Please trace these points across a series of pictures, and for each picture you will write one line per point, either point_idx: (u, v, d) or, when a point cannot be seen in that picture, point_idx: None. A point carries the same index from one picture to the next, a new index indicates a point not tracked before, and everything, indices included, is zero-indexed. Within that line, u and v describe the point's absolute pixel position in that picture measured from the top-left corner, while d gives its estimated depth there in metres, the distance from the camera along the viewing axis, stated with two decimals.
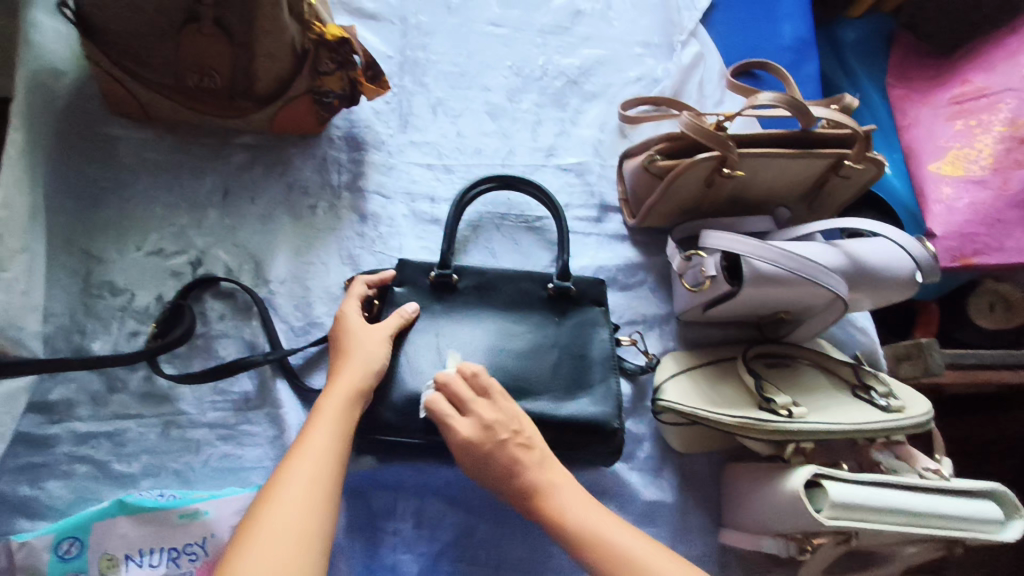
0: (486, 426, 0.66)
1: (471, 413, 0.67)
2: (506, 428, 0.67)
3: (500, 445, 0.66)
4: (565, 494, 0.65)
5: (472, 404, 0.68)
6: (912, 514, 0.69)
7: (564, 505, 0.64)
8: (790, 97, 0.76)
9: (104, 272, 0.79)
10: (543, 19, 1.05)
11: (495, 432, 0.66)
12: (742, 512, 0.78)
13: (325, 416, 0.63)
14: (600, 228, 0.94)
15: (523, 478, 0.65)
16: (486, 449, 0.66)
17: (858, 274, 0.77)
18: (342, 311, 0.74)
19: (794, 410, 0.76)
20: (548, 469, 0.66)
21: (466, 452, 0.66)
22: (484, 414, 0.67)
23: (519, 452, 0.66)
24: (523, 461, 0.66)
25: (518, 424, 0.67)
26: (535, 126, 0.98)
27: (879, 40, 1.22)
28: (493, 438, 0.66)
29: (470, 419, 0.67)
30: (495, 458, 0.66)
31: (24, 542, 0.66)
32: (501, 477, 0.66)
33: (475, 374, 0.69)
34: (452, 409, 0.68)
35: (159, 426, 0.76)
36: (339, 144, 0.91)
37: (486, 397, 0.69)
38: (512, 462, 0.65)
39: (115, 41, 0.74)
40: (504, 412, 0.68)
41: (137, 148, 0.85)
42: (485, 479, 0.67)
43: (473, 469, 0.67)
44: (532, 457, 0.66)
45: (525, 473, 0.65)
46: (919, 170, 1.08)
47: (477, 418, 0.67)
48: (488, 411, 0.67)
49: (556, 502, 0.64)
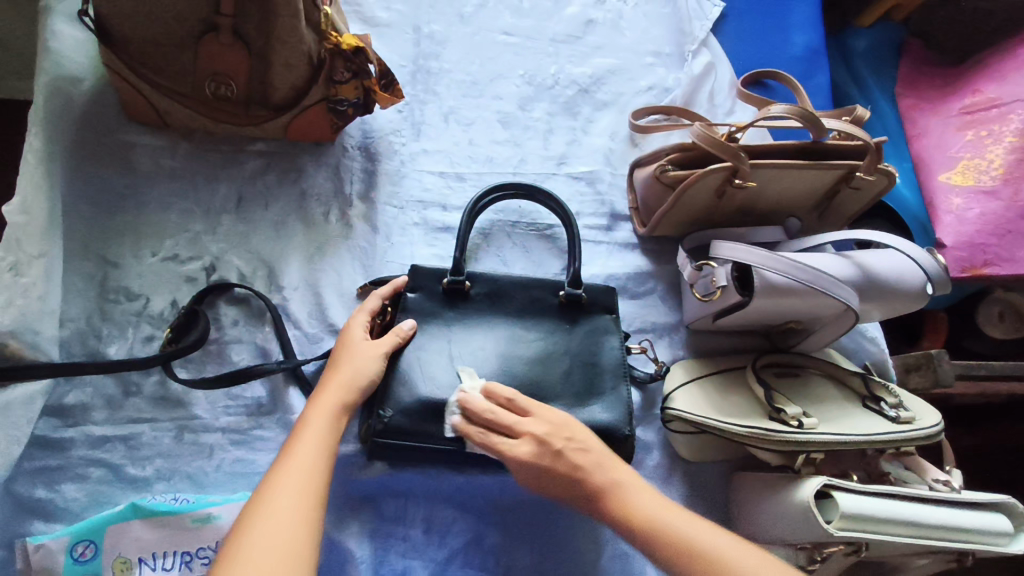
0: (543, 439, 0.67)
1: (524, 429, 0.68)
2: (560, 436, 0.68)
3: (560, 454, 0.67)
4: (631, 491, 0.66)
5: (517, 423, 0.69)
6: (922, 525, 0.69)
7: (636, 503, 0.65)
8: (802, 109, 0.76)
9: (119, 276, 0.80)
10: (554, 28, 1.05)
11: (551, 443, 0.67)
12: (752, 521, 0.79)
13: (309, 429, 0.64)
14: (610, 237, 0.94)
15: (589, 481, 0.66)
16: (547, 463, 0.66)
17: (869, 285, 0.77)
18: (345, 326, 0.76)
19: (804, 420, 0.76)
20: (611, 470, 0.67)
21: (526, 467, 0.67)
22: (533, 430, 0.68)
23: (579, 457, 0.67)
24: (585, 466, 0.67)
25: (570, 431, 0.69)
26: (546, 134, 0.98)
27: (890, 49, 1.23)
28: (550, 448, 0.67)
29: (524, 435, 0.68)
30: (557, 470, 0.66)
31: (41, 544, 0.68)
32: (564, 485, 0.67)
33: (511, 399, 0.71)
34: (500, 421, 0.69)
35: (172, 430, 0.77)
36: (352, 152, 0.92)
37: (533, 412, 0.70)
38: (575, 468, 0.66)
39: (134, 49, 0.75)
40: (553, 424, 0.69)
41: (153, 154, 0.85)
42: (551, 489, 0.67)
43: (536, 482, 0.68)
44: (591, 459, 0.67)
45: (590, 477, 0.66)
46: (929, 179, 1.08)
47: (527, 434, 0.68)
48: (541, 423, 0.69)
49: (624, 500, 0.65)
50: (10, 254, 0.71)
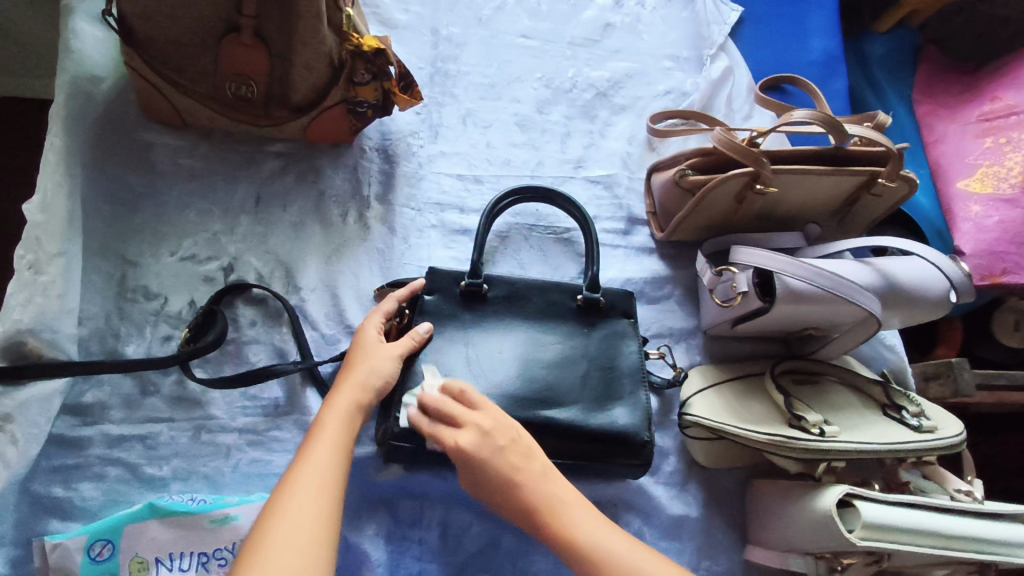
0: (487, 434, 0.64)
1: (469, 424, 0.65)
2: (504, 436, 0.65)
3: (495, 454, 0.63)
4: (566, 507, 0.62)
5: (464, 415, 0.66)
6: (946, 535, 0.68)
7: (564, 518, 0.62)
8: (825, 115, 0.76)
9: (138, 276, 0.80)
10: (572, 32, 1.05)
11: (493, 439, 0.64)
12: (770, 529, 0.78)
13: (323, 431, 0.63)
14: (627, 241, 0.94)
15: (524, 489, 0.63)
16: (484, 457, 0.63)
17: (891, 292, 0.77)
18: (359, 329, 0.75)
19: (826, 428, 0.75)
20: (551, 482, 0.64)
21: (463, 461, 0.64)
22: (479, 423, 0.65)
23: (518, 461, 0.64)
24: (524, 470, 0.63)
25: (514, 432, 0.65)
26: (564, 137, 0.98)
27: (908, 56, 1.22)
28: (492, 445, 0.64)
29: (467, 427, 0.65)
30: (494, 467, 0.63)
31: (58, 543, 0.67)
32: (500, 487, 0.63)
33: (463, 390, 0.68)
34: (447, 416, 0.67)
35: (190, 430, 0.77)
36: (371, 154, 0.92)
37: (480, 408, 0.67)
38: (513, 470, 0.63)
39: (156, 49, 0.75)
40: (499, 421, 0.66)
41: (172, 154, 0.86)
42: (487, 490, 0.64)
43: (473, 480, 0.65)
44: (533, 466, 0.64)
45: (526, 484, 0.63)
46: (947, 187, 1.07)
47: (472, 428, 0.65)
48: (488, 419, 0.66)
49: (551, 516, 0.62)
50: (30, 252, 0.72)
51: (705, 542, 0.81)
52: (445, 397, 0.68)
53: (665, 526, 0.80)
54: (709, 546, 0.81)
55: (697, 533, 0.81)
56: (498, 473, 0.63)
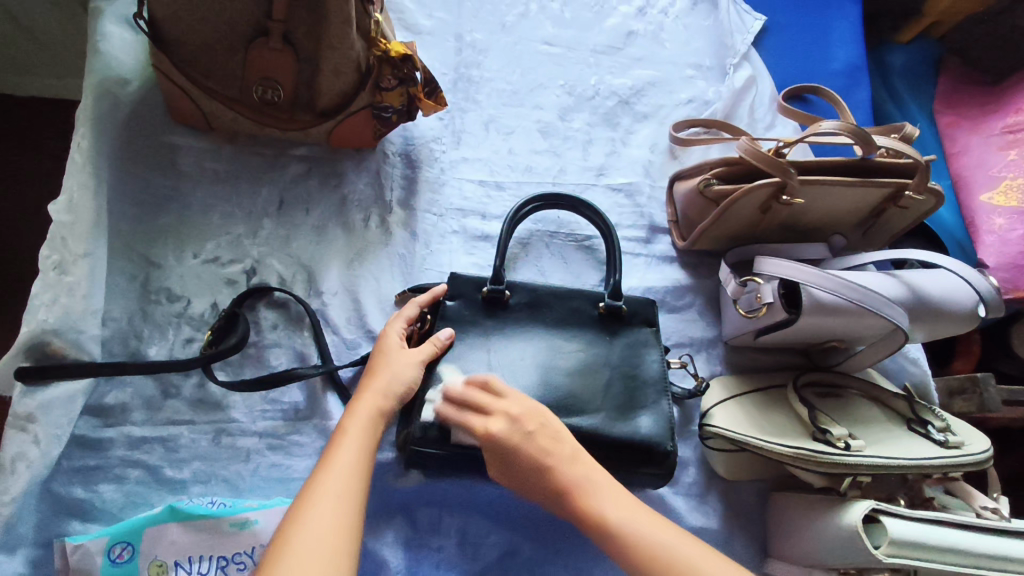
0: (516, 419, 0.66)
1: (497, 410, 0.68)
2: (533, 420, 0.67)
3: (527, 439, 0.66)
4: (603, 490, 0.64)
5: (493, 403, 0.68)
6: (974, 555, 0.67)
7: (599, 502, 0.63)
8: (853, 125, 0.75)
9: (161, 278, 0.80)
10: (595, 39, 1.05)
11: (523, 425, 0.66)
12: (792, 543, 0.77)
13: (347, 435, 0.62)
14: (648, 249, 0.94)
15: (555, 472, 0.64)
16: (515, 442, 0.65)
17: (918, 305, 0.76)
18: (383, 332, 0.75)
19: (852, 442, 0.75)
20: (581, 465, 0.65)
21: (493, 445, 0.66)
22: (509, 410, 0.67)
23: (549, 444, 0.65)
24: (557, 453, 0.65)
25: (543, 418, 0.67)
26: (586, 145, 0.98)
27: (930, 65, 1.21)
28: (521, 429, 0.66)
29: (496, 415, 0.67)
30: (527, 449, 0.65)
31: (79, 544, 0.67)
32: (532, 471, 0.65)
33: (487, 381, 0.71)
34: (477, 404, 0.69)
35: (210, 433, 0.76)
36: (394, 159, 0.92)
37: (509, 395, 0.69)
38: (543, 453, 0.65)
39: (185, 52, 0.75)
40: (528, 407, 0.68)
41: (197, 156, 0.86)
42: (515, 471, 0.66)
43: (502, 463, 0.67)
44: (562, 450, 0.66)
45: (556, 468, 0.65)
46: (971, 200, 1.06)
47: (502, 414, 0.67)
48: (516, 405, 0.68)
49: (588, 496, 0.63)
50: (55, 251, 0.71)
51: (725, 555, 0.81)
52: (470, 388, 0.71)
53: None
54: (729, 559, 0.81)
55: (716, 546, 0.81)
56: (534, 454, 0.65)
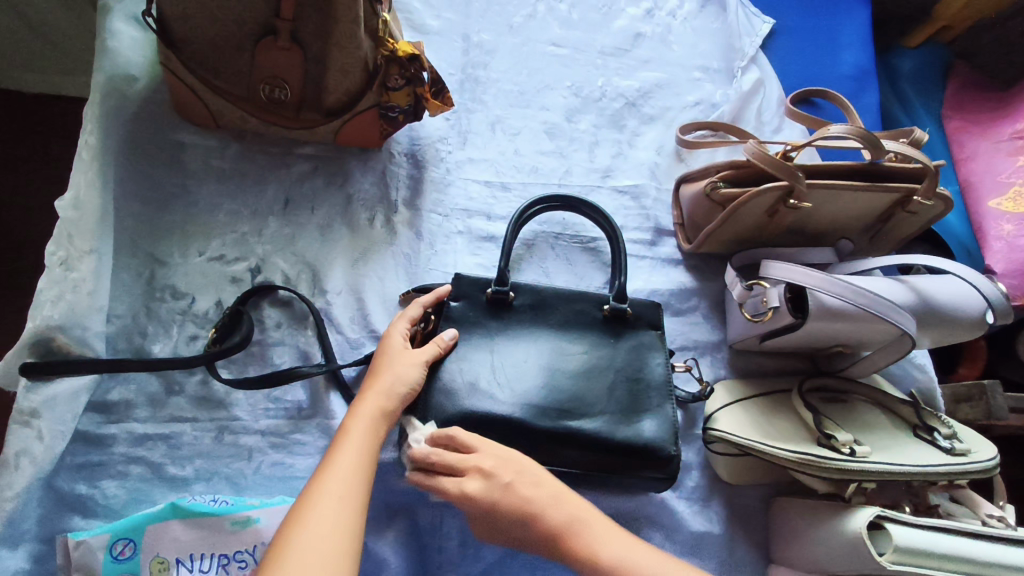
0: (489, 473, 0.63)
1: (472, 461, 0.64)
2: (508, 469, 0.63)
3: (507, 487, 0.62)
4: (591, 525, 0.61)
5: (460, 460, 0.64)
6: (982, 563, 0.66)
7: (584, 540, 0.60)
8: (862, 129, 0.75)
9: (166, 275, 0.80)
10: (602, 41, 1.05)
11: (500, 476, 0.63)
12: (795, 549, 0.77)
13: (348, 436, 0.62)
14: (654, 252, 0.94)
15: (541, 519, 0.60)
16: (496, 499, 0.61)
17: (926, 311, 0.76)
18: (387, 334, 0.75)
19: (856, 448, 0.74)
20: (565, 505, 0.62)
21: (473, 506, 0.62)
22: (484, 462, 0.64)
23: (529, 491, 0.62)
24: (540, 497, 0.62)
25: (519, 464, 0.64)
26: (592, 146, 0.98)
27: (938, 70, 1.21)
28: (497, 483, 0.62)
29: (469, 473, 0.63)
30: (508, 507, 0.61)
31: (81, 541, 0.67)
32: (519, 525, 0.61)
33: (452, 437, 0.66)
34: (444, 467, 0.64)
35: (213, 431, 0.76)
36: (400, 159, 0.92)
37: (480, 443, 0.66)
38: (526, 502, 0.61)
39: (193, 50, 0.75)
40: (501, 458, 0.64)
41: (203, 154, 0.86)
42: (504, 525, 0.62)
43: (486, 520, 0.63)
44: (543, 493, 0.62)
45: (542, 514, 0.61)
46: (978, 206, 1.05)
47: (477, 467, 0.63)
48: (489, 457, 0.64)
49: (576, 539, 0.60)
50: (61, 248, 0.71)
51: (727, 560, 0.80)
52: (435, 448, 0.66)
53: (686, 542, 0.79)
54: (731, 564, 0.80)
55: (719, 550, 0.80)
56: (519, 500, 0.61)
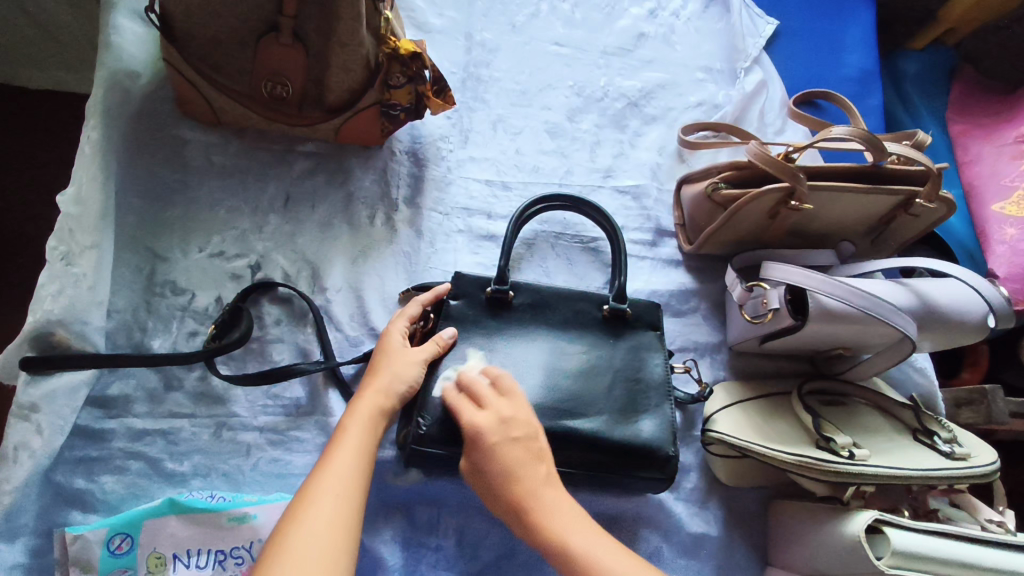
0: (504, 421, 0.66)
1: (491, 407, 0.67)
2: (516, 429, 0.65)
3: (500, 446, 0.64)
4: (557, 510, 0.62)
5: (490, 400, 0.68)
6: (980, 568, 0.66)
7: (553, 521, 0.61)
8: (865, 131, 0.75)
9: (167, 271, 0.80)
10: (605, 41, 1.05)
11: (506, 428, 0.65)
12: (793, 552, 0.77)
13: (346, 435, 0.62)
14: (654, 253, 0.93)
15: (521, 483, 0.63)
16: (495, 444, 0.64)
17: (927, 314, 0.76)
18: (386, 331, 0.75)
19: (855, 451, 0.74)
20: (551, 487, 0.63)
21: (475, 442, 0.65)
22: (497, 410, 0.67)
23: (521, 458, 0.64)
24: (532, 467, 0.64)
25: (532, 429, 0.66)
26: (593, 146, 0.98)
27: (942, 74, 1.20)
28: (506, 432, 0.65)
29: (489, 411, 0.67)
30: (505, 454, 0.64)
31: (78, 535, 0.67)
32: (501, 478, 0.63)
33: (498, 378, 0.70)
34: (473, 402, 0.68)
35: (211, 427, 0.76)
36: (401, 157, 0.92)
37: (510, 397, 0.68)
38: (518, 462, 0.63)
39: (195, 46, 0.75)
40: (521, 412, 0.67)
41: (205, 151, 0.86)
42: (484, 475, 0.64)
43: (474, 462, 0.65)
44: (538, 470, 0.64)
45: (524, 478, 0.63)
46: (982, 209, 1.05)
47: (489, 413, 0.66)
48: (507, 408, 0.67)
49: (537, 512, 0.62)
50: (62, 243, 0.71)
51: (725, 562, 0.80)
52: (479, 378, 0.70)
53: (683, 544, 0.79)
54: (728, 566, 0.80)
55: (716, 552, 0.80)
56: (503, 463, 0.63)
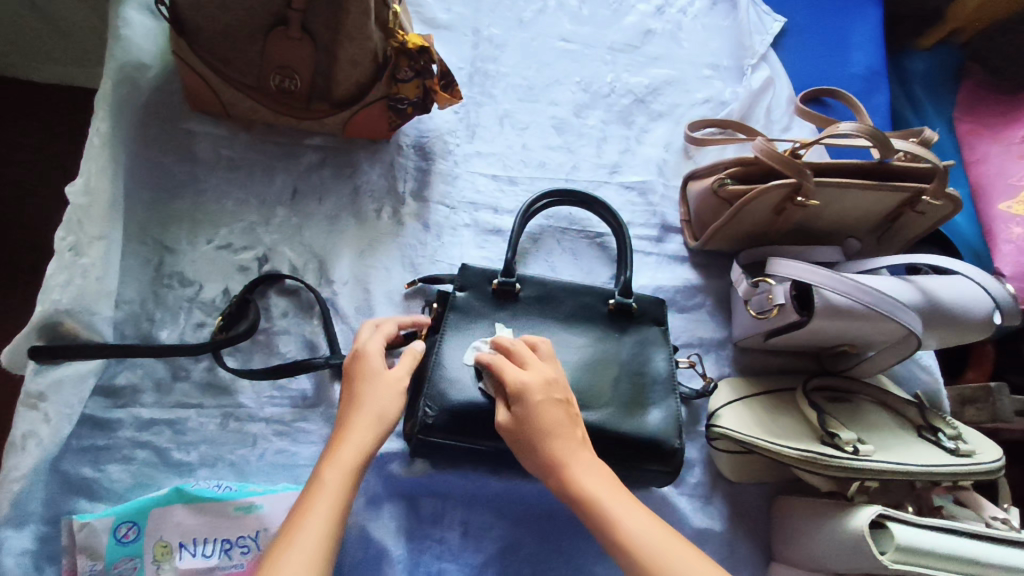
0: (549, 382, 0.66)
1: (535, 368, 0.67)
2: (559, 391, 0.66)
3: (540, 405, 0.64)
4: (594, 472, 0.63)
5: (530, 362, 0.68)
6: (984, 564, 0.66)
7: (588, 481, 0.62)
8: (871, 128, 0.75)
9: (174, 262, 0.80)
10: (612, 37, 1.05)
11: (529, 395, 0.65)
12: (796, 547, 0.77)
13: (325, 489, 0.56)
14: (660, 248, 0.94)
15: (565, 438, 0.63)
16: (540, 402, 0.64)
17: (932, 311, 0.76)
18: (361, 350, 0.67)
19: (860, 446, 0.73)
20: (586, 449, 0.64)
21: (518, 401, 0.65)
22: (521, 377, 0.66)
23: (565, 418, 0.65)
24: (572, 427, 0.65)
25: (567, 391, 0.67)
26: (600, 142, 0.98)
27: (951, 72, 1.19)
28: (551, 393, 0.65)
29: (531, 372, 0.67)
30: (552, 411, 0.64)
31: (86, 522, 0.67)
32: (541, 435, 0.63)
33: (536, 344, 0.70)
34: (512, 366, 0.68)
35: (218, 417, 0.77)
36: (408, 151, 0.92)
37: (546, 361, 0.69)
38: (563, 421, 0.64)
39: (204, 39, 0.76)
40: (555, 375, 0.67)
41: (213, 143, 0.86)
42: (528, 430, 0.64)
43: (518, 420, 0.65)
44: (577, 431, 0.65)
45: (569, 435, 0.64)
46: (989, 208, 1.04)
47: (515, 379, 0.66)
48: (537, 374, 0.66)
49: (575, 472, 0.62)
50: (71, 233, 0.71)
51: (728, 556, 0.80)
52: (520, 343, 0.70)
53: (687, 539, 0.79)
54: (732, 561, 0.80)
55: (720, 547, 0.80)
56: (544, 423, 0.64)
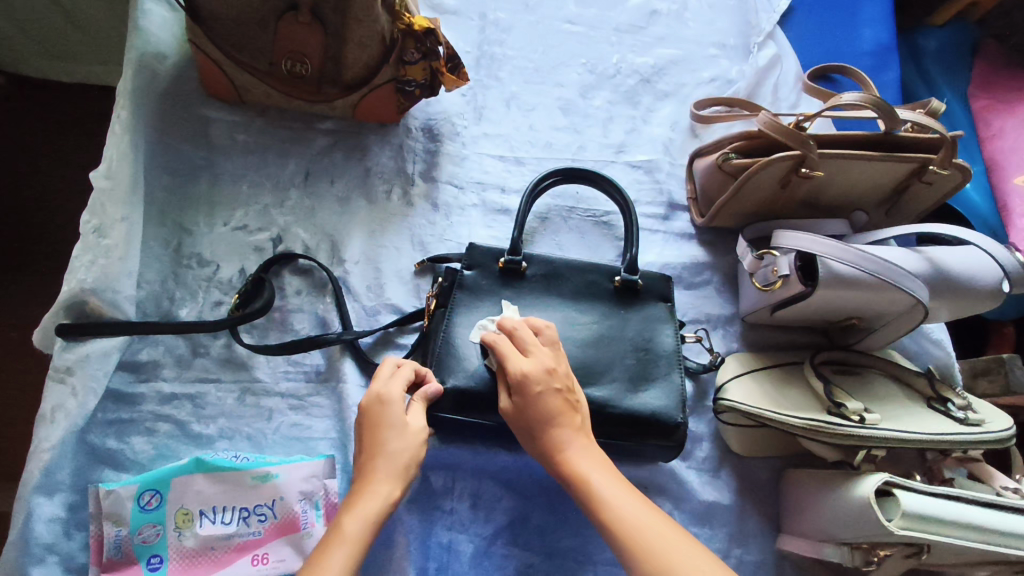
0: (549, 371, 0.67)
1: (535, 356, 0.68)
2: (560, 379, 0.67)
3: (540, 396, 0.66)
4: (585, 458, 0.64)
5: (532, 347, 0.69)
6: (992, 531, 0.66)
7: (581, 465, 0.64)
8: (876, 98, 0.75)
9: (193, 244, 0.83)
10: (618, 18, 1.06)
11: (529, 383, 0.66)
12: (806, 518, 0.77)
13: (346, 540, 0.56)
14: (666, 226, 0.94)
15: (561, 429, 0.65)
16: (540, 391, 0.66)
17: (938, 280, 0.76)
18: (384, 394, 0.64)
19: (866, 415, 0.74)
20: (584, 439, 0.66)
21: (518, 386, 0.66)
22: (522, 365, 0.67)
23: (558, 408, 0.66)
24: (570, 416, 0.66)
25: (568, 381, 0.68)
26: (606, 122, 0.99)
27: (964, 47, 1.17)
28: (551, 383, 0.66)
29: (531, 359, 0.68)
30: (550, 401, 0.66)
31: (111, 490, 0.70)
32: (539, 421, 0.65)
33: (540, 329, 0.71)
34: (511, 350, 0.69)
35: (236, 392, 0.79)
36: (417, 134, 0.94)
37: (549, 349, 0.70)
38: (560, 412, 0.66)
39: (217, 25, 0.78)
40: (556, 364, 0.68)
41: (229, 129, 0.89)
42: (527, 418, 0.66)
43: (518, 407, 0.66)
44: (575, 420, 0.67)
45: (565, 424, 0.65)
46: (1003, 183, 1.02)
47: (515, 368, 0.67)
48: (536, 362, 0.67)
49: (570, 457, 0.64)
50: (95, 216, 0.74)
51: (737, 530, 0.80)
52: (523, 325, 0.71)
53: (695, 512, 0.80)
54: (741, 534, 0.80)
55: (728, 521, 0.81)
56: (543, 410, 0.65)
